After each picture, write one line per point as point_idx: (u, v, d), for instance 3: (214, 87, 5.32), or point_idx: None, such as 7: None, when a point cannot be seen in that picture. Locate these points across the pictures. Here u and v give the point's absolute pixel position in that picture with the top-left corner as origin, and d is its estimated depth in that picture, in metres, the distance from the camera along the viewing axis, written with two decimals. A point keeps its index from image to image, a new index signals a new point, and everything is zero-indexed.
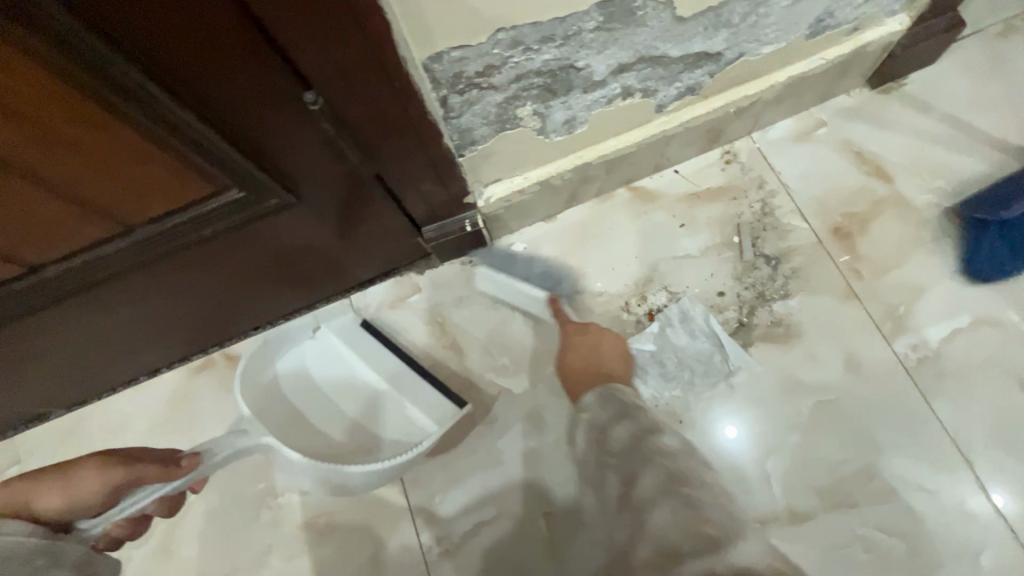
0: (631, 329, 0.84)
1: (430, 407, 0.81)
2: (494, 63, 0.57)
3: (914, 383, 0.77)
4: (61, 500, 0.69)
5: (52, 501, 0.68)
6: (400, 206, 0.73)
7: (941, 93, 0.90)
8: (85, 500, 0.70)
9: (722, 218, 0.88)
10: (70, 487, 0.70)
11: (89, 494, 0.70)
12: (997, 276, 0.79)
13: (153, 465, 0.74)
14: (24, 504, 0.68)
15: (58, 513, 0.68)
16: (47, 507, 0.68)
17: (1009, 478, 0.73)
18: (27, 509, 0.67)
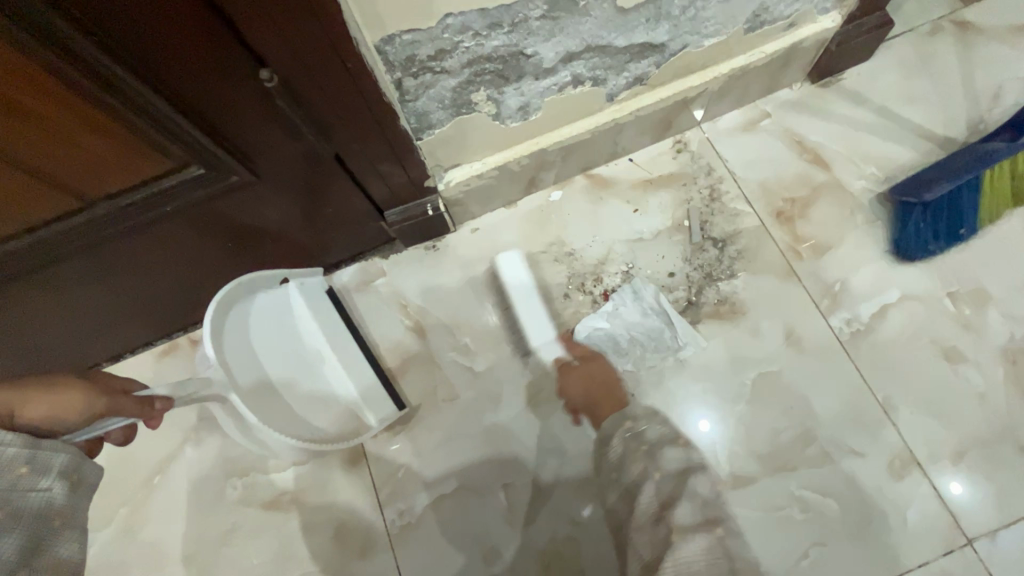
0: (587, 309, 0.88)
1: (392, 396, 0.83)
2: (445, 48, 0.60)
3: (849, 355, 0.83)
4: (45, 411, 0.52)
5: (50, 411, 0.52)
6: (362, 188, 0.76)
7: (875, 87, 0.97)
8: (69, 416, 0.53)
9: (673, 203, 0.92)
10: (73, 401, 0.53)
11: (75, 410, 0.54)
12: (923, 254, 0.85)
13: (128, 398, 0.58)
14: (17, 407, 0.50)
15: (45, 420, 0.52)
16: (36, 414, 0.51)
17: (932, 441, 0.78)
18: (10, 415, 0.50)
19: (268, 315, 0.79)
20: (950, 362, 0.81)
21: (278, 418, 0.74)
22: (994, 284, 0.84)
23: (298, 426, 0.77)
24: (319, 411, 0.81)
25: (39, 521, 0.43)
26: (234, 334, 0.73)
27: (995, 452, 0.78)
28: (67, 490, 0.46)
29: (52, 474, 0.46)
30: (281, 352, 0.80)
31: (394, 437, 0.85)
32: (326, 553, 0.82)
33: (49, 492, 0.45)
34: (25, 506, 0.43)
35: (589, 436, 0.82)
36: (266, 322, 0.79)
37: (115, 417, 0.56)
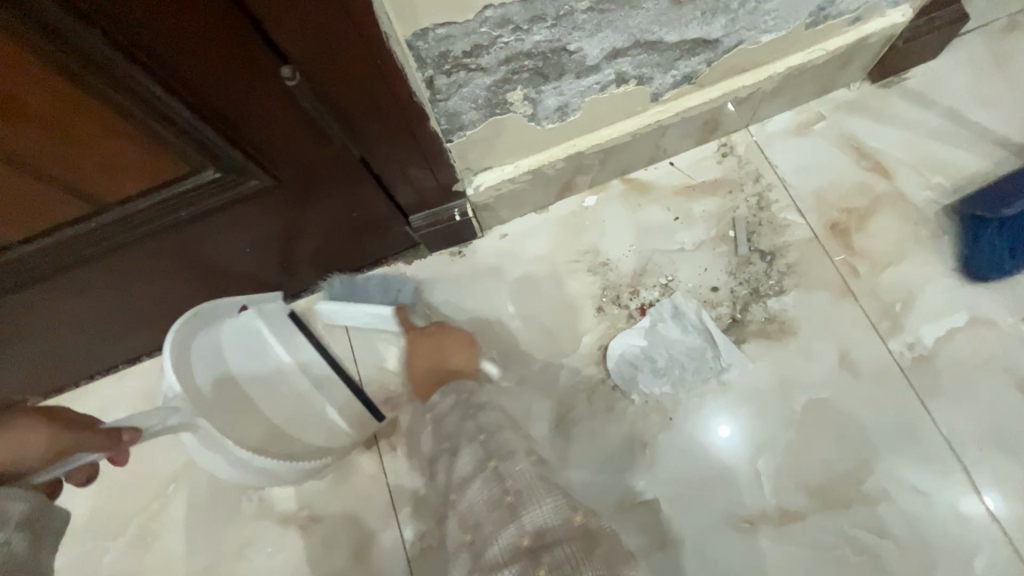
0: (622, 324, 0.82)
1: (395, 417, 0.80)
2: (482, 43, 0.55)
3: (909, 383, 0.76)
4: (2, 450, 0.48)
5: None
6: (387, 192, 0.72)
7: (943, 89, 0.88)
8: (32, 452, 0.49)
9: (717, 211, 0.86)
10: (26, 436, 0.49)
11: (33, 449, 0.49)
12: (996, 274, 0.77)
13: (97, 431, 0.53)
14: None
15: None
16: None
17: (1003, 482, 0.71)
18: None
19: (230, 341, 0.73)
20: None
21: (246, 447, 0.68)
22: None
23: (273, 452, 0.72)
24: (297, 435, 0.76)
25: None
26: (198, 360, 0.68)
27: None
28: (27, 539, 0.43)
29: (11, 525, 0.43)
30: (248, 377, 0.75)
31: (416, 453, 0.81)
32: (341, 573, 0.78)
33: (8, 544, 0.42)
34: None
35: (622, 462, 0.77)
36: (230, 350, 0.73)
37: (85, 452, 0.52)
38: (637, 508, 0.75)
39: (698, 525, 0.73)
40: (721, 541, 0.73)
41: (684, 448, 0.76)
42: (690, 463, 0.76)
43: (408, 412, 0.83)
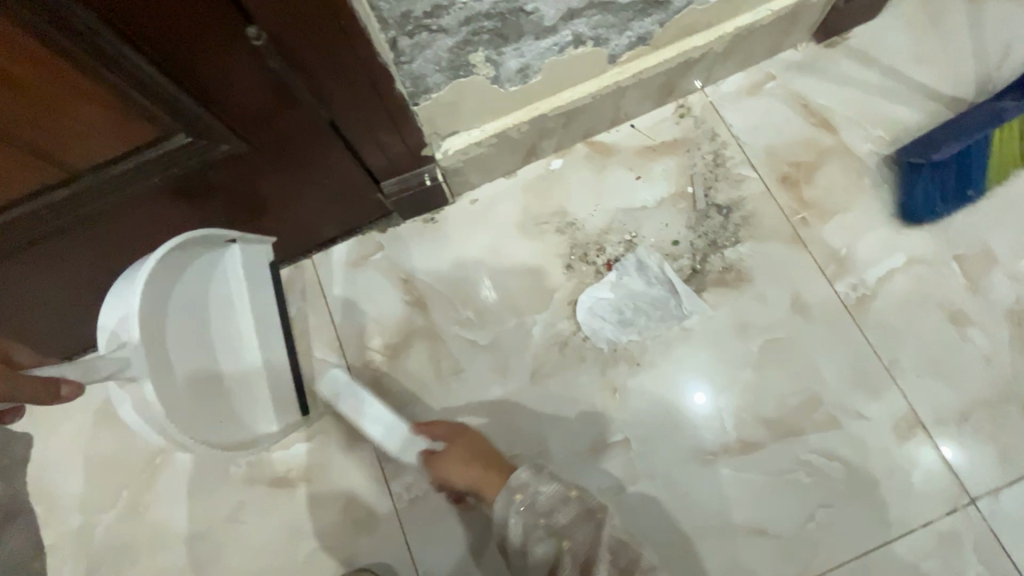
0: (590, 280, 0.87)
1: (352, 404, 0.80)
2: (442, 4, 0.57)
3: (855, 320, 0.82)
4: None
5: None
6: (358, 159, 0.74)
7: (882, 47, 0.94)
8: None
9: (676, 169, 0.90)
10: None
11: None
12: (930, 216, 0.83)
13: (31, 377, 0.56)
14: None
15: None
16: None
17: (937, 402, 0.78)
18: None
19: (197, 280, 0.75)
20: (956, 325, 0.81)
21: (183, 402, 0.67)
22: (1002, 246, 0.83)
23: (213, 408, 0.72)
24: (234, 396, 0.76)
25: None
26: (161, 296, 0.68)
27: (998, 411, 0.77)
28: None
29: None
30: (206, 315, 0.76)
31: (399, 413, 0.84)
32: (333, 529, 0.82)
33: None
34: None
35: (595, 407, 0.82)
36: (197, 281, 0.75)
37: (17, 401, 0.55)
38: (609, 449, 0.80)
39: (666, 461, 0.79)
40: (687, 473, 0.78)
41: (652, 391, 0.82)
42: (657, 404, 0.81)
43: (389, 374, 0.86)
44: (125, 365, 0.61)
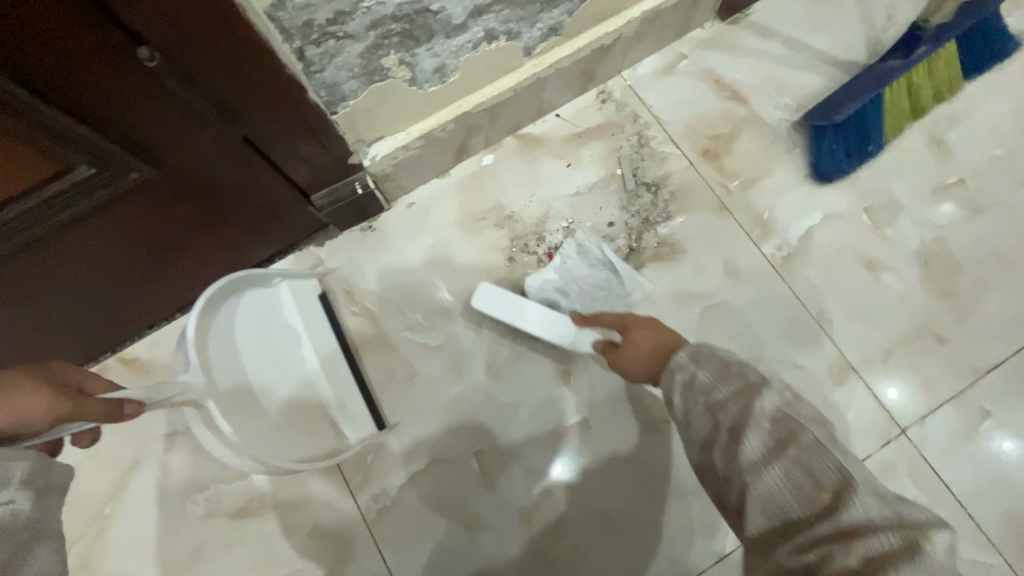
0: (534, 268, 0.89)
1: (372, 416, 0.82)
2: (344, 10, 0.56)
3: (782, 277, 0.87)
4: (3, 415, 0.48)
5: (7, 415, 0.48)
6: (283, 173, 0.73)
7: (781, 20, 1.00)
8: (32, 418, 0.49)
9: (604, 153, 0.93)
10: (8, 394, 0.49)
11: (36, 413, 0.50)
12: (838, 173, 0.89)
13: (97, 401, 0.55)
14: None
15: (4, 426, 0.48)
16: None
17: (864, 345, 0.84)
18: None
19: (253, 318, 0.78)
20: (873, 272, 0.87)
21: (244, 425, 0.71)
22: (904, 194, 0.90)
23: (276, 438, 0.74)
24: (292, 424, 0.78)
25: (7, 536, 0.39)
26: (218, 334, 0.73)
27: (918, 346, 0.84)
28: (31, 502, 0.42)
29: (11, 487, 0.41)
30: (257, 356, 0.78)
31: None
32: (303, 552, 0.80)
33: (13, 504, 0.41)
34: None
35: (551, 392, 0.84)
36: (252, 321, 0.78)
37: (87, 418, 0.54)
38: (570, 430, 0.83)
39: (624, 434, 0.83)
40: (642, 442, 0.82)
41: (604, 368, 0.85)
42: (610, 380, 0.84)
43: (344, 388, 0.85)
44: (183, 389, 0.65)
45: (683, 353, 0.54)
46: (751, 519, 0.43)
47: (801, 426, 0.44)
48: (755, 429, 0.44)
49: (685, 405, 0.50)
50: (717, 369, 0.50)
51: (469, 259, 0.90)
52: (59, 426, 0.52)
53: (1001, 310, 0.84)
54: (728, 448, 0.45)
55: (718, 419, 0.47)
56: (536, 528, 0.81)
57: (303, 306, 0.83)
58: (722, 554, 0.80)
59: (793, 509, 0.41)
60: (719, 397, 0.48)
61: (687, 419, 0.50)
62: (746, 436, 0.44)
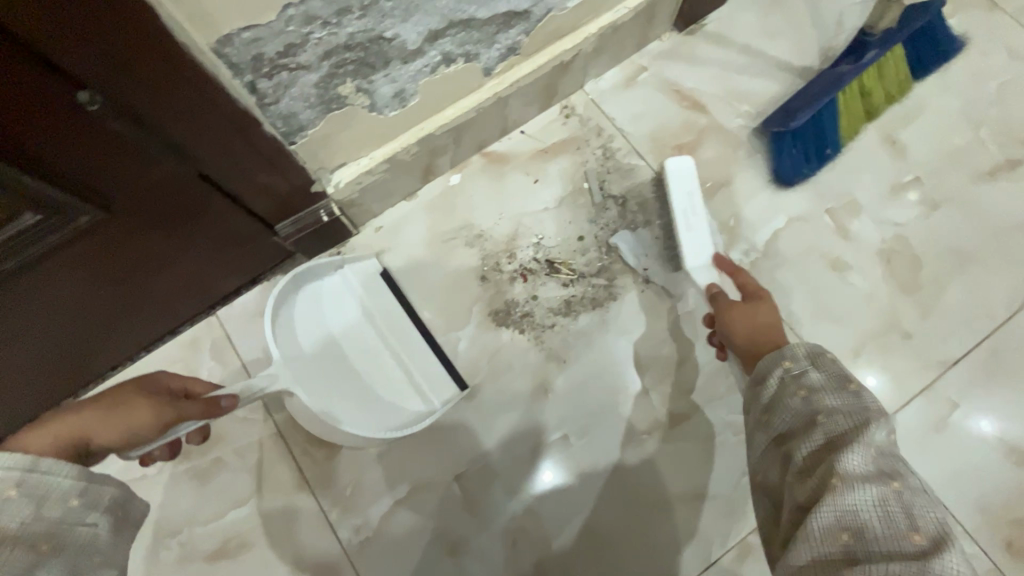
0: (506, 284, 0.88)
1: (440, 380, 0.82)
2: (294, 42, 0.56)
3: (752, 282, 0.88)
4: (117, 429, 0.57)
5: (112, 432, 0.57)
6: (244, 206, 0.71)
7: (735, 29, 1.02)
8: (138, 429, 0.58)
9: (570, 167, 0.94)
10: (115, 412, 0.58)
11: (143, 424, 0.59)
12: (800, 177, 0.91)
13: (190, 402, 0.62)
14: (87, 437, 0.55)
15: (113, 440, 0.57)
16: (108, 439, 0.57)
17: (834, 344, 0.85)
18: (85, 442, 0.55)
19: (321, 305, 0.82)
20: (839, 272, 0.88)
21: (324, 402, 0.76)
22: (864, 193, 0.92)
23: (362, 412, 0.78)
24: (375, 396, 0.80)
25: (82, 555, 0.45)
26: (292, 325, 0.79)
27: (886, 342, 0.85)
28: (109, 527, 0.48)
29: (99, 508, 0.47)
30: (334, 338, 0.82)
31: (336, 456, 0.82)
32: None
33: (95, 525, 0.47)
34: (73, 540, 0.44)
35: (530, 409, 0.84)
36: (323, 307, 0.82)
37: (186, 420, 0.62)
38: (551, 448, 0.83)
39: (605, 446, 0.83)
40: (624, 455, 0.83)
41: (581, 383, 0.85)
42: (589, 394, 0.84)
43: None
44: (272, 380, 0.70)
45: (802, 346, 0.57)
46: (820, 509, 0.42)
47: (906, 471, 0.46)
48: (863, 447, 0.46)
49: (779, 389, 0.55)
50: (835, 378, 0.53)
51: (441, 280, 0.89)
52: (170, 428, 0.61)
53: (962, 302, 0.87)
54: (818, 452, 0.48)
55: (825, 428, 0.49)
56: (522, 549, 0.80)
57: (371, 285, 0.86)
58: (709, 563, 0.80)
59: (873, 525, 0.41)
60: (830, 404, 0.51)
61: (777, 404, 0.54)
62: (850, 451, 0.45)
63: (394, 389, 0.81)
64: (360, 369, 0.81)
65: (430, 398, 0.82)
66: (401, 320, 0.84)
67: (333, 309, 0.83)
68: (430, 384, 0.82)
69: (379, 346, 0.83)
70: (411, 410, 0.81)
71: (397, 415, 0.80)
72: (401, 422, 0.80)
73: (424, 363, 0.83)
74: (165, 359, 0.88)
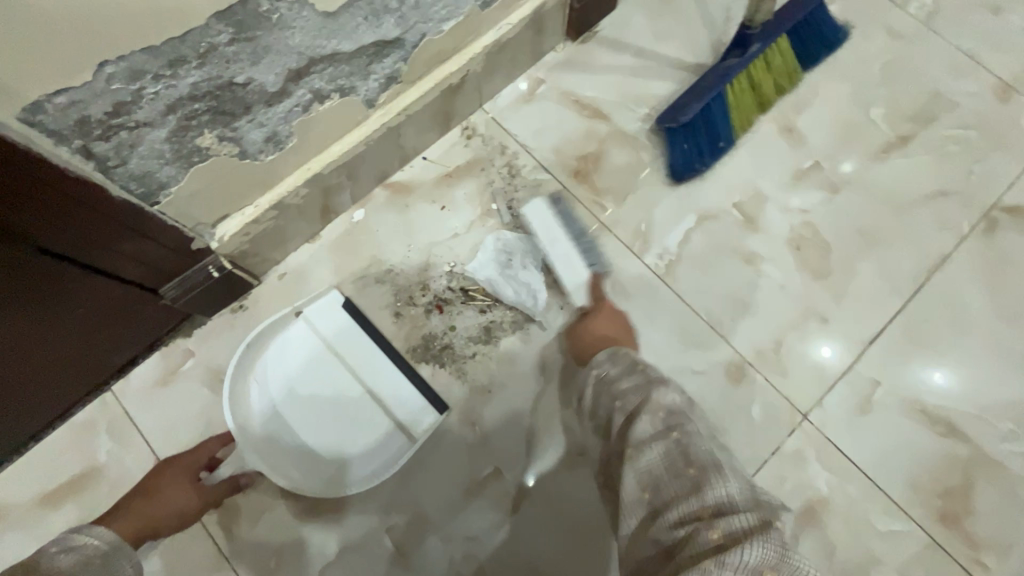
0: (422, 319, 0.85)
1: (416, 407, 0.81)
2: (124, 100, 0.51)
3: (668, 285, 0.88)
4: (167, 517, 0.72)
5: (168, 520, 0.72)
6: (113, 275, 0.66)
7: (629, 33, 1.02)
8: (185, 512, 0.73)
9: (477, 190, 0.92)
10: (150, 498, 0.72)
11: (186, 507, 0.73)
12: (692, 173, 0.91)
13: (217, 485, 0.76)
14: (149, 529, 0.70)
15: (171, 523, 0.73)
16: (168, 525, 0.72)
17: (755, 340, 0.85)
18: (154, 531, 0.71)
19: (290, 356, 0.83)
20: (752, 265, 0.89)
21: (299, 462, 0.79)
22: (767, 184, 0.93)
23: (347, 454, 0.80)
24: (358, 432, 0.81)
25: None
26: (265, 388, 0.81)
27: (804, 330, 0.86)
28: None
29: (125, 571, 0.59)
30: (310, 384, 0.82)
31: (257, 527, 0.77)
32: None
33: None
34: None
35: (459, 447, 0.81)
36: (292, 356, 0.83)
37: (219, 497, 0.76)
38: (484, 485, 0.79)
39: (539, 476, 0.80)
40: (559, 480, 0.80)
41: (508, 411, 0.82)
42: (517, 422, 0.82)
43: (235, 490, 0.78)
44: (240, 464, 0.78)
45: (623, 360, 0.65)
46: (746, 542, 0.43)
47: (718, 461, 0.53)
48: (649, 415, 0.57)
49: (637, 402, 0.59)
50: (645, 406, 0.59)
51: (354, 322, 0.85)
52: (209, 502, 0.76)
53: (872, 281, 0.88)
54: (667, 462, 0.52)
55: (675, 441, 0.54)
56: None
57: (335, 321, 0.84)
58: None
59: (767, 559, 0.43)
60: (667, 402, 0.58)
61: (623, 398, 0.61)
62: (642, 424, 0.56)
63: (376, 422, 0.81)
64: (340, 410, 0.82)
65: (409, 424, 0.81)
66: (369, 354, 0.83)
67: (302, 355, 0.83)
68: (407, 411, 0.81)
69: (353, 384, 0.83)
70: (394, 441, 0.81)
71: (380, 449, 0.80)
72: (387, 452, 0.80)
73: (396, 392, 0.82)
74: (56, 448, 0.80)
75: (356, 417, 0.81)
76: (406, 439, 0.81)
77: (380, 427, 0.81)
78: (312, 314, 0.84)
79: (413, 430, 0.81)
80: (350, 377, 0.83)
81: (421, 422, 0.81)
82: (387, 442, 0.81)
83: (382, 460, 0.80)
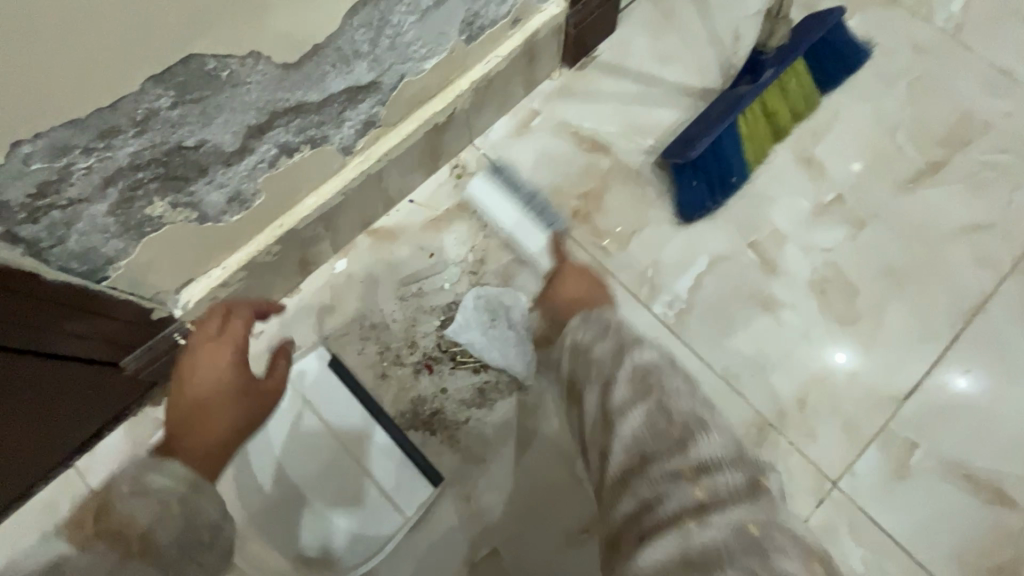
0: (411, 380, 0.78)
1: (410, 477, 0.74)
2: (50, 179, 0.44)
3: (678, 337, 0.80)
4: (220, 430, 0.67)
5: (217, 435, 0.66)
6: (65, 357, 0.60)
7: (629, 57, 0.94)
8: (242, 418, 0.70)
9: (468, 235, 0.84)
10: (204, 426, 0.65)
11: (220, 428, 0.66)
12: (701, 212, 0.84)
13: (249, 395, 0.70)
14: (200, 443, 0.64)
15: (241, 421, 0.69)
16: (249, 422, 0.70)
17: (777, 397, 0.78)
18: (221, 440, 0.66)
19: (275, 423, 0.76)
20: (770, 312, 0.81)
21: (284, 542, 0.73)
22: (785, 221, 0.85)
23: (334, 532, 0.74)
24: (346, 506, 0.74)
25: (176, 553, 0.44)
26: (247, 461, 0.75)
27: (830, 384, 0.78)
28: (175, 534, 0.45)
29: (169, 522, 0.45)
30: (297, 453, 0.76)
31: None
32: None
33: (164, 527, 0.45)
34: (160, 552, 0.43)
35: (451, 524, 0.74)
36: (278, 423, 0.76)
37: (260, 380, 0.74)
38: (479, 567, 0.73)
39: (540, 555, 0.73)
40: (561, 561, 0.73)
41: (505, 483, 0.75)
42: (515, 496, 0.75)
43: None
44: None
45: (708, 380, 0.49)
46: None
47: None
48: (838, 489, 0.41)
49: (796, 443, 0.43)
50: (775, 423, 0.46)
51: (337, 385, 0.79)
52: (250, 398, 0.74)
53: (904, 327, 0.80)
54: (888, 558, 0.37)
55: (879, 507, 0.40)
56: None
57: (324, 381, 0.78)
58: None
59: None
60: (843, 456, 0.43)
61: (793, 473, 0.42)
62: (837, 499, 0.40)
63: (365, 496, 0.74)
64: (327, 482, 0.75)
65: (400, 498, 0.74)
66: (359, 419, 0.76)
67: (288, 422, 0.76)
68: (399, 482, 0.74)
69: (342, 452, 0.76)
70: (385, 517, 0.73)
71: (369, 526, 0.73)
72: (377, 531, 0.73)
73: (388, 462, 0.75)
74: (17, 532, 0.74)
75: (345, 490, 0.75)
76: (398, 515, 0.73)
77: (370, 501, 0.74)
78: (300, 376, 0.77)
79: (406, 506, 0.73)
80: (338, 444, 0.76)
81: (415, 496, 0.74)
82: (377, 518, 0.74)
83: (372, 539, 0.73)
